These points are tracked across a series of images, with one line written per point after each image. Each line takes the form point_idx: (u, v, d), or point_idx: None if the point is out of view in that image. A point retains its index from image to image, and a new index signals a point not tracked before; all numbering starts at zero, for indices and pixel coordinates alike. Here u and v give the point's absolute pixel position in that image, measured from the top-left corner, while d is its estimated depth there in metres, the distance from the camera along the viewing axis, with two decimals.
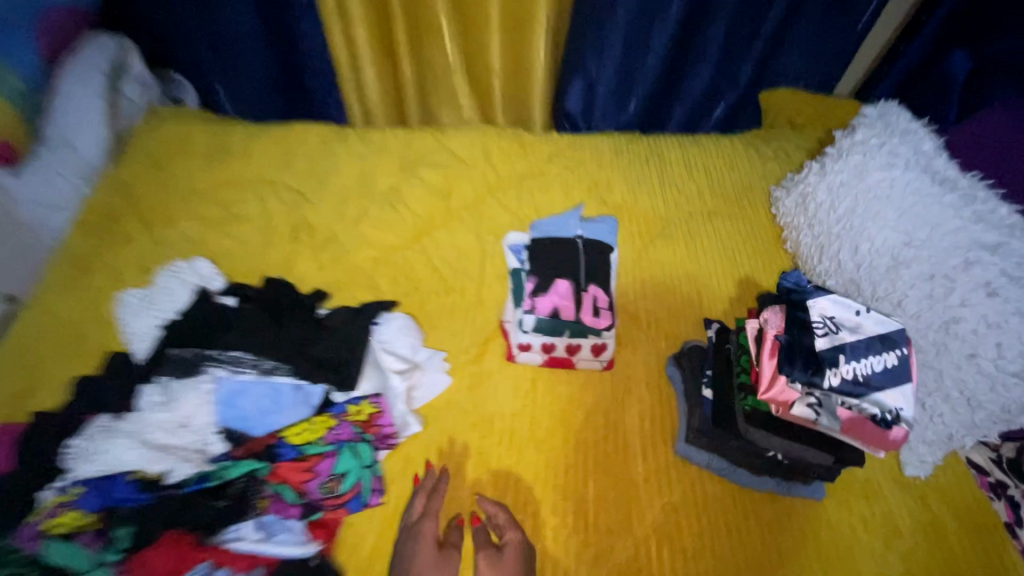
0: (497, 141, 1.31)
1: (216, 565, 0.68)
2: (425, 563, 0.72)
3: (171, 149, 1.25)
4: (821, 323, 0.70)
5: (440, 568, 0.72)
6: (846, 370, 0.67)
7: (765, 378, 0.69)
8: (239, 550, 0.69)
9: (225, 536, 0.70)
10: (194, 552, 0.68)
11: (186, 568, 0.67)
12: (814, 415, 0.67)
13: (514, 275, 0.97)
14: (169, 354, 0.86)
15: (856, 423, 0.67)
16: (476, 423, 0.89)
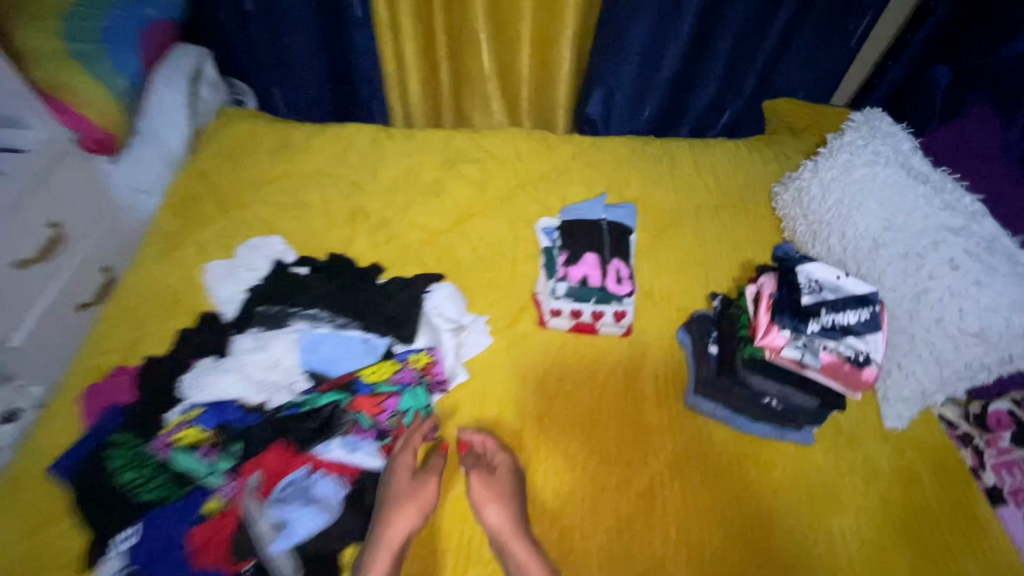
0: (527, 142, 1.48)
1: (314, 469, 0.84)
2: (405, 483, 0.83)
3: (241, 143, 1.42)
4: (806, 284, 0.92)
5: (419, 486, 0.83)
6: (826, 320, 0.89)
7: (762, 326, 0.91)
8: (331, 458, 0.85)
9: (319, 449, 0.86)
10: (296, 458, 0.84)
11: (292, 469, 0.83)
12: (800, 353, 0.89)
13: (546, 253, 1.12)
14: (258, 310, 1.03)
15: (835, 362, 0.88)
16: (513, 376, 1.03)
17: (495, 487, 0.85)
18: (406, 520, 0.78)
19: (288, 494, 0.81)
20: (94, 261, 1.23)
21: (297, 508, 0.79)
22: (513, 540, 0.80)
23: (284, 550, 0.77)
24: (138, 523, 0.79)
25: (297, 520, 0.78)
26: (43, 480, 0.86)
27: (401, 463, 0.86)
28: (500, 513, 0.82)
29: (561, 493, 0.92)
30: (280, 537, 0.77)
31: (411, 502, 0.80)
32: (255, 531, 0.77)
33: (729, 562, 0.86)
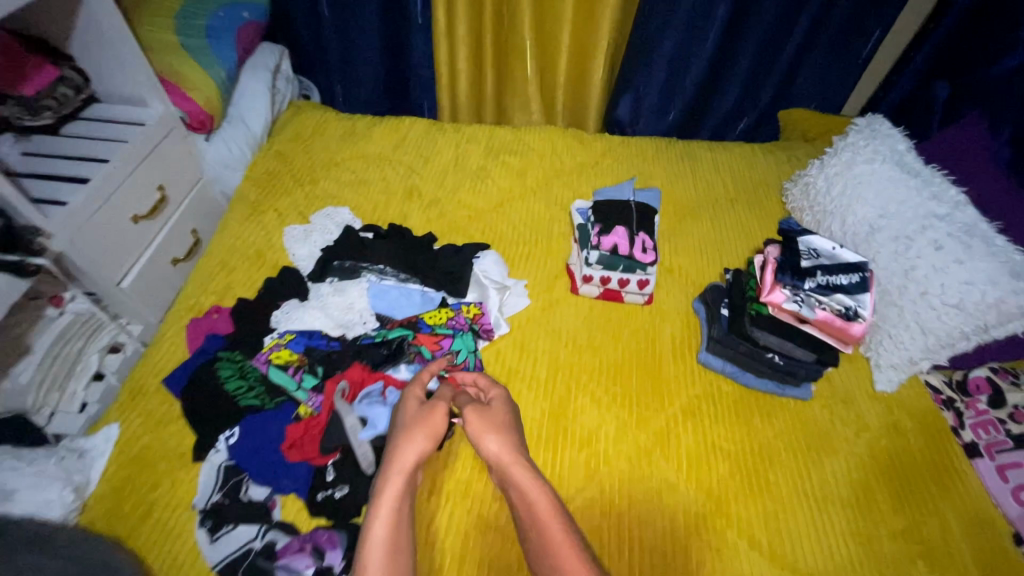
0: (562, 138, 1.65)
1: (387, 385, 0.99)
2: (411, 413, 0.90)
3: (312, 129, 1.62)
4: (806, 251, 1.11)
5: (425, 414, 0.89)
6: (821, 281, 1.06)
7: (767, 286, 1.07)
8: (401, 376, 1.02)
9: (390, 369, 1.03)
10: (371, 374, 1.01)
11: (369, 383, 0.99)
12: (798, 307, 1.04)
13: (580, 228, 1.27)
14: (333, 264, 1.21)
15: (829, 317, 1.03)
16: (548, 331, 1.19)
17: (490, 419, 0.90)
18: (416, 444, 0.84)
19: (365, 400, 0.97)
20: (186, 224, 1.41)
21: (375, 408, 0.95)
22: (513, 466, 0.84)
23: (368, 439, 0.93)
24: (238, 427, 0.97)
25: (376, 416, 0.94)
26: (158, 389, 1.03)
27: (409, 397, 0.93)
28: (498, 441, 0.87)
29: (588, 427, 1.05)
30: (364, 429, 0.93)
31: (418, 429, 0.86)
32: (344, 422, 0.93)
33: (735, 489, 0.98)
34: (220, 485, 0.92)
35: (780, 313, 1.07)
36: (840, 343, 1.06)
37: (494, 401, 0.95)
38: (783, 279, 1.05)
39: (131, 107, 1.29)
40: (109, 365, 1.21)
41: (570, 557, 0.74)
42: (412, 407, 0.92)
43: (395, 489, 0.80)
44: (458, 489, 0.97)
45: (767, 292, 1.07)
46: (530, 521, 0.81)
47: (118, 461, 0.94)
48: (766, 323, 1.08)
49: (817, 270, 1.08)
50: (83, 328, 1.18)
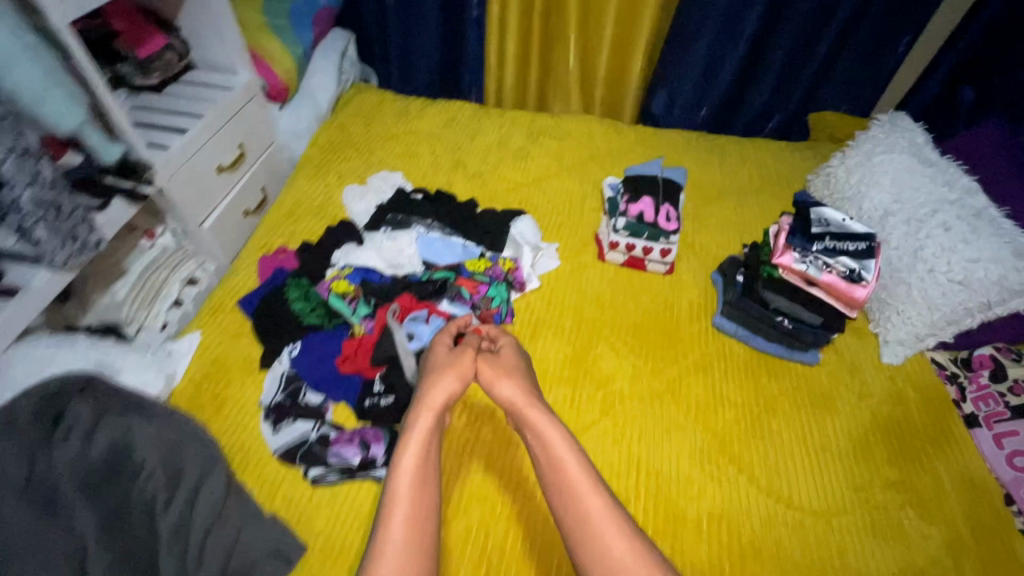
0: (598, 126, 1.78)
1: (432, 314, 1.14)
2: (440, 356, 0.97)
3: (371, 107, 1.79)
4: (818, 219, 1.22)
5: (453, 357, 0.96)
6: (830, 245, 1.17)
7: (778, 249, 1.20)
8: (445, 307, 1.16)
9: (437, 301, 1.19)
10: (418, 302, 1.16)
11: (415, 310, 1.14)
12: (805, 268, 1.17)
13: (610, 200, 1.39)
14: (386, 217, 1.36)
15: (834, 278, 1.15)
16: (574, 289, 1.31)
17: (504, 364, 0.95)
18: (446, 385, 0.89)
19: (412, 321, 1.13)
20: (257, 180, 1.58)
21: (423, 326, 1.12)
22: (529, 409, 0.87)
23: (414, 350, 1.09)
24: (299, 342, 1.12)
25: (424, 332, 1.11)
26: (233, 309, 1.19)
27: (438, 343, 0.99)
28: (512, 385, 0.90)
29: (608, 371, 1.15)
30: (412, 342, 1.09)
31: (448, 371, 0.92)
32: (393, 335, 1.08)
33: (738, 433, 1.06)
34: (282, 388, 1.06)
35: (790, 273, 1.19)
36: (844, 305, 1.17)
37: (505, 348, 1.00)
38: (793, 242, 1.17)
39: (221, 75, 1.47)
40: (188, 295, 1.37)
41: (587, 492, 0.77)
42: (441, 351, 0.99)
43: (425, 424, 0.84)
44: (486, 412, 1.08)
45: (780, 254, 1.20)
46: (544, 459, 0.82)
47: (198, 363, 1.09)
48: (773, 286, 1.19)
49: (827, 235, 1.19)
50: (169, 259, 1.35)
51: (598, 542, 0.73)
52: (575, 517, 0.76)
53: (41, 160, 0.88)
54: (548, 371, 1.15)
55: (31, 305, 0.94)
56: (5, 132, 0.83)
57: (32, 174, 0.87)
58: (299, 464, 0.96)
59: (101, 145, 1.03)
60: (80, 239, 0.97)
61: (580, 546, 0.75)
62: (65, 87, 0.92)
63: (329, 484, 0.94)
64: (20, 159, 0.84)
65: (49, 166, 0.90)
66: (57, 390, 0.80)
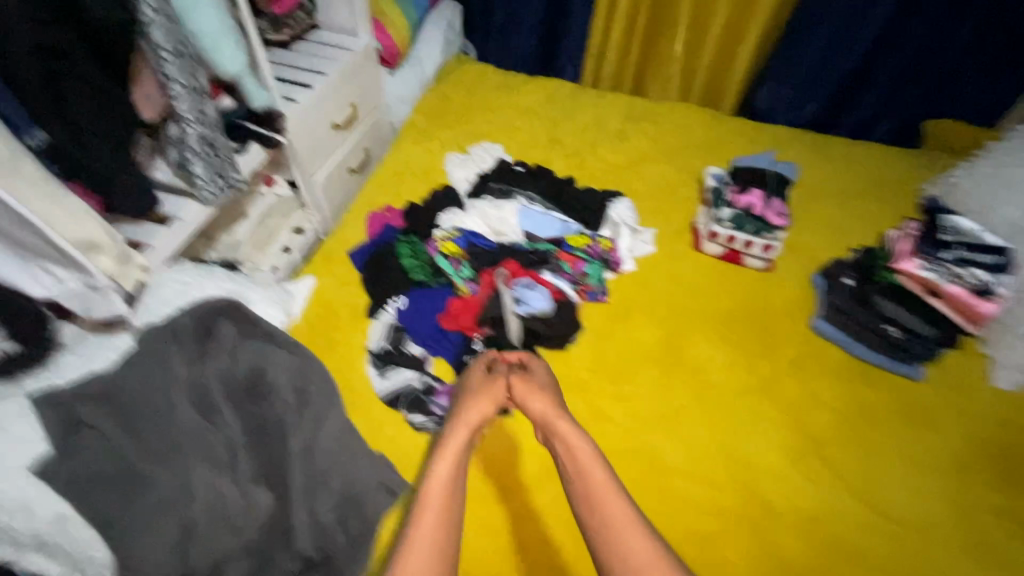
0: (698, 115, 1.74)
1: (536, 284, 1.16)
2: (475, 382, 0.96)
3: (472, 77, 1.82)
4: (947, 230, 1.23)
5: (487, 384, 0.95)
6: (957, 256, 1.19)
7: (901, 256, 1.22)
8: (549, 277, 1.19)
9: (540, 271, 1.21)
10: (524, 270, 1.20)
11: (520, 276, 1.19)
12: (930, 277, 1.17)
13: (714, 190, 1.36)
14: (489, 187, 1.39)
15: (962, 289, 1.15)
16: (667, 276, 1.30)
17: (533, 382, 0.95)
18: (483, 406, 0.90)
19: (518, 288, 1.17)
20: (362, 141, 1.65)
21: (532, 292, 1.15)
22: (557, 421, 0.88)
23: (521, 314, 1.16)
24: (404, 295, 1.17)
25: (532, 297, 1.15)
26: (343, 259, 1.25)
27: (476, 363, 1.00)
28: (543, 400, 0.91)
29: (702, 358, 1.15)
30: (520, 305, 1.14)
31: (484, 394, 0.93)
32: (502, 296, 1.12)
33: (834, 437, 1.05)
34: (388, 337, 1.12)
35: (911, 282, 1.19)
36: (968, 322, 1.15)
37: (534, 366, 0.99)
38: (917, 250, 1.20)
39: (342, 35, 1.52)
40: (295, 244, 1.47)
41: (610, 499, 0.78)
42: (476, 374, 0.99)
43: (461, 438, 0.86)
44: (584, 385, 1.10)
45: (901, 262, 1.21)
46: (571, 467, 0.83)
47: (313, 304, 1.17)
48: (898, 299, 1.18)
49: (955, 246, 1.20)
50: (282, 209, 1.45)
51: (624, 551, 0.74)
52: (601, 525, 0.77)
53: (207, 99, 0.95)
54: (639, 350, 1.15)
55: (181, 233, 1.04)
56: (185, 70, 0.88)
57: (199, 112, 0.94)
58: (402, 409, 1.02)
59: (253, 91, 1.06)
60: (226, 177, 1.05)
61: (603, 548, 0.76)
62: (232, 31, 0.94)
63: (427, 431, 1.00)
64: (193, 96, 0.91)
65: (212, 106, 0.97)
66: (209, 312, 0.87)
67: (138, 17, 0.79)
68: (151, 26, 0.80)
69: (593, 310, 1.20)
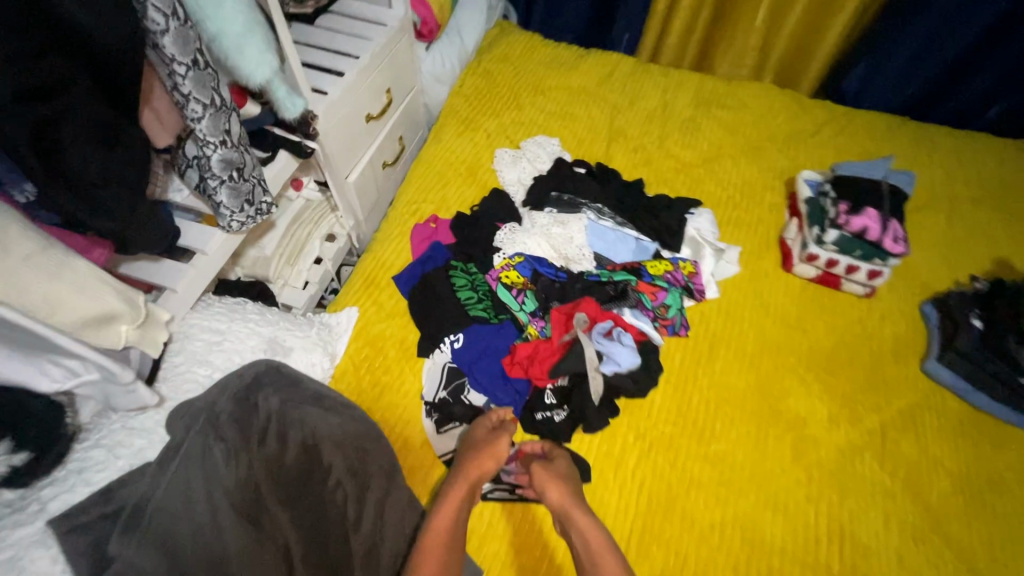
0: (779, 99, 1.50)
1: (619, 329, 1.02)
2: (477, 438, 0.88)
3: (518, 51, 1.58)
4: None
5: (490, 441, 0.86)
6: None
7: None
8: (630, 320, 1.04)
9: (619, 309, 1.06)
10: (603, 311, 1.04)
11: (602, 320, 1.02)
12: None
13: (811, 202, 1.17)
14: (550, 196, 1.20)
15: None
16: (754, 305, 1.14)
17: (554, 469, 0.85)
18: (480, 462, 0.82)
19: (599, 333, 1.01)
20: (396, 130, 1.44)
21: (619, 346, 0.99)
22: (574, 509, 0.80)
23: (607, 372, 0.98)
24: (461, 333, 1.02)
25: (618, 353, 0.99)
26: (387, 284, 1.10)
27: (478, 424, 0.91)
28: (560, 487, 0.82)
29: (799, 408, 1.02)
30: (605, 363, 0.98)
31: (486, 451, 0.84)
32: (585, 352, 0.96)
33: (957, 509, 0.92)
34: (445, 384, 0.99)
35: None
36: None
37: (555, 455, 0.89)
38: None
39: (373, 6, 1.28)
40: (327, 252, 1.33)
41: None
42: (479, 432, 0.90)
43: (457, 495, 0.78)
44: (670, 443, 0.96)
45: None
46: (584, 556, 0.76)
47: (357, 341, 1.02)
48: None
49: None
50: (313, 214, 1.28)
51: None
52: None
53: (232, 115, 0.77)
54: (730, 400, 1.02)
55: (205, 272, 0.88)
56: (205, 84, 0.70)
57: (223, 132, 0.76)
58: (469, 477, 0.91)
59: (286, 99, 0.87)
60: (254, 204, 0.88)
61: None
62: (261, 30, 0.75)
63: (495, 500, 0.89)
64: (216, 114, 0.73)
65: (237, 121, 0.79)
66: (249, 383, 0.75)
67: (147, 24, 0.61)
68: (161, 34, 0.62)
69: (675, 349, 1.06)
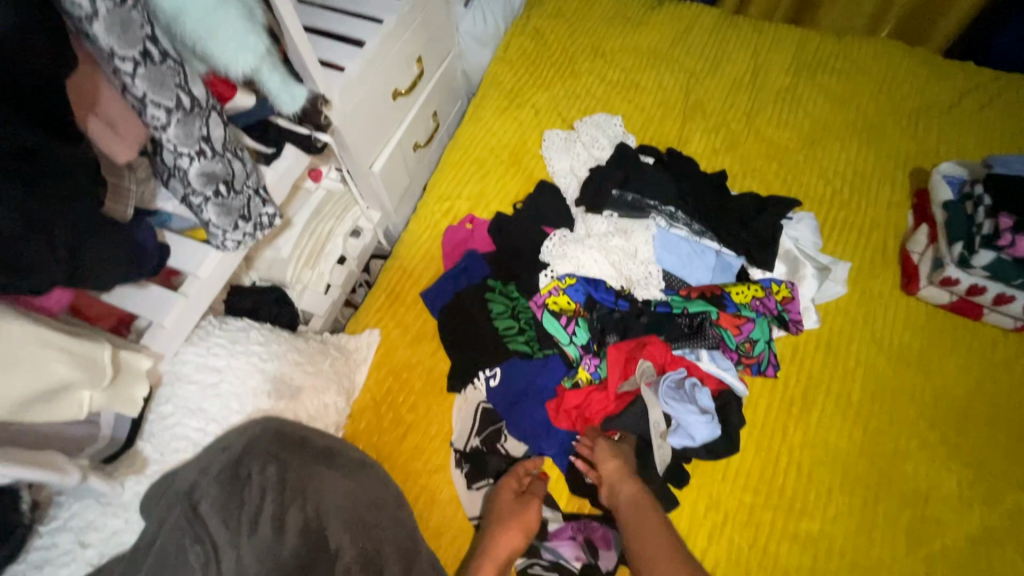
0: (908, 60, 1.18)
1: (691, 379, 0.85)
2: (503, 504, 0.76)
3: (574, 4, 1.31)
4: None
5: (517, 511, 0.75)
6: None
7: None
8: (707, 368, 0.85)
9: (694, 354, 0.86)
10: (675, 356, 0.86)
11: (671, 368, 0.86)
12: None
13: (951, 208, 0.92)
14: (611, 194, 0.99)
15: None
16: (865, 338, 0.91)
17: (612, 445, 0.81)
18: (508, 537, 0.72)
19: (670, 385, 0.84)
20: (430, 104, 1.23)
21: (692, 415, 0.81)
22: (623, 480, 0.76)
23: (673, 444, 0.82)
24: (499, 367, 0.87)
25: (692, 425, 0.81)
26: (414, 301, 0.94)
27: (504, 485, 0.78)
28: (615, 460, 0.78)
29: (920, 478, 0.80)
30: (675, 433, 0.82)
31: (511, 523, 0.74)
32: (648, 417, 0.83)
33: None
34: (478, 429, 0.85)
35: None
36: None
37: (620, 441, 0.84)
38: None
39: None
40: (352, 250, 1.13)
41: (669, 561, 0.68)
42: (505, 497, 0.77)
43: None
44: (751, 521, 0.78)
45: None
46: (630, 524, 0.73)
47: (378, 371, 0.88)
48: None
49: None
50: (335, 207, 1.08)
51: None
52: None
53: (212, 116, 0.60)
54: (828, 462, 0.82)
55: (200, 300, 0.73)
56: (165, 82, 0.54)
57: (199, 139, 0.59)
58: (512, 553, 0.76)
59: (282, 91, 0.70)
60: (251, 218, 0.71)
61: None
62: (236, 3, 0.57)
63: None
64: (185, 120, 0.57)
65: (222, 124, 0.62)
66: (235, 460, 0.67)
67: (68, 7, 0.46)
68: (89, 21, 0.47)
69: (760, 394, 0.87)
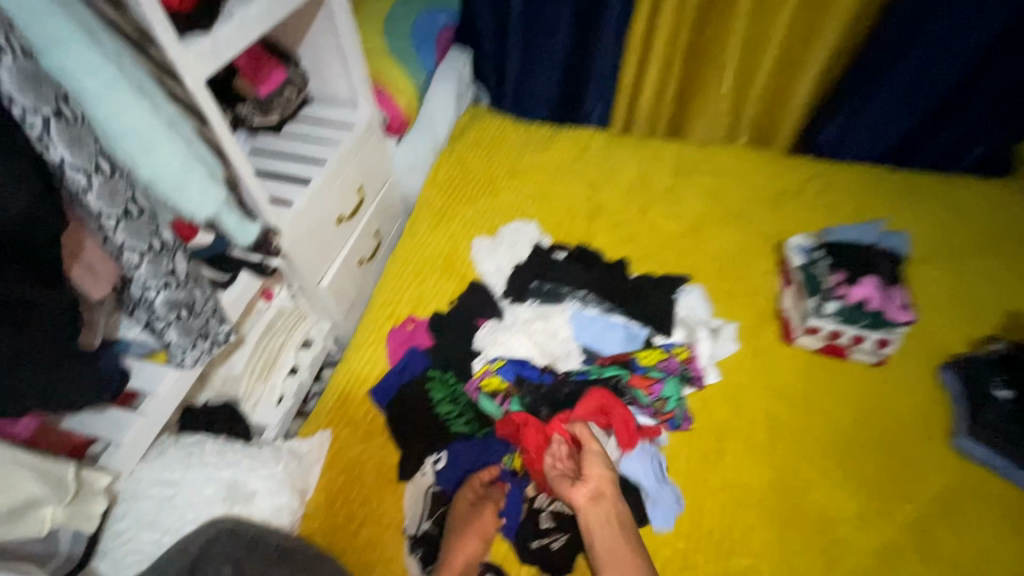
0: (759, 159, 1.47)
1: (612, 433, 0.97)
2: (459, 515, 0.86)
3: (490, 137, 1.57)
4: None
5: (472, 518, 0.86)
6: None
7: None
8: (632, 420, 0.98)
9: None
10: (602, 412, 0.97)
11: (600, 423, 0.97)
12: None
13: (804, 270, 1.13)
14: (529, 287, 1.16)
15: None
16: (761, 386, 1.05)
17: (597, 454, 0.89)
18: (467, 546, 0.83)
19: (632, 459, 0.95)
20: (372, 224, 1.39)
21: (661, 486, 0.92)
22: (608, 488, 0.85)
23: (657, 519, 0.89)
24: (443, 451, 0.96)
25: (665, 495, 0.91)
26: (363, 400, 1.02)
27: (461, 497, 0.89)
28: (602, 467, 0.87)
29: (824, 504, 0.91)
30: (655, 509, 0.90)
31: (468, 531, 0.84)
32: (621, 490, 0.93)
33: None
34: (429, 513, 0.91)
35: None
36: None
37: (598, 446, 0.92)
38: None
39: (338, 109, 1.26)
40: (303, 361, 1.20)
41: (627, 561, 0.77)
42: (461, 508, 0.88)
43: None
44: (686, 567, 0.85)
45: None
46: (599, 527, 0.81)
47: (330, 471, 0.94)
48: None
49: None
50: (286, 322, 1.16)
51: None
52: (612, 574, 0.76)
53: (177, 254, 0.72)
54: (746, 500, 0.92)
55: (155, 420, 0.79)
56: (141, 232, 0.66)
57: (166, 273, 0.71)
58: None
59: (237, 227, 0.83)
60: (210, 336, 0.80)
61: None
62: (202, 168, 0.72)
63: None
64: (155, 260, 0.69)
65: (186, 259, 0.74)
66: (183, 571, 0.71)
67: (68, 184, 0.59)
68: (84, 192, 0.60)
69: (679, 448, 0.97)
